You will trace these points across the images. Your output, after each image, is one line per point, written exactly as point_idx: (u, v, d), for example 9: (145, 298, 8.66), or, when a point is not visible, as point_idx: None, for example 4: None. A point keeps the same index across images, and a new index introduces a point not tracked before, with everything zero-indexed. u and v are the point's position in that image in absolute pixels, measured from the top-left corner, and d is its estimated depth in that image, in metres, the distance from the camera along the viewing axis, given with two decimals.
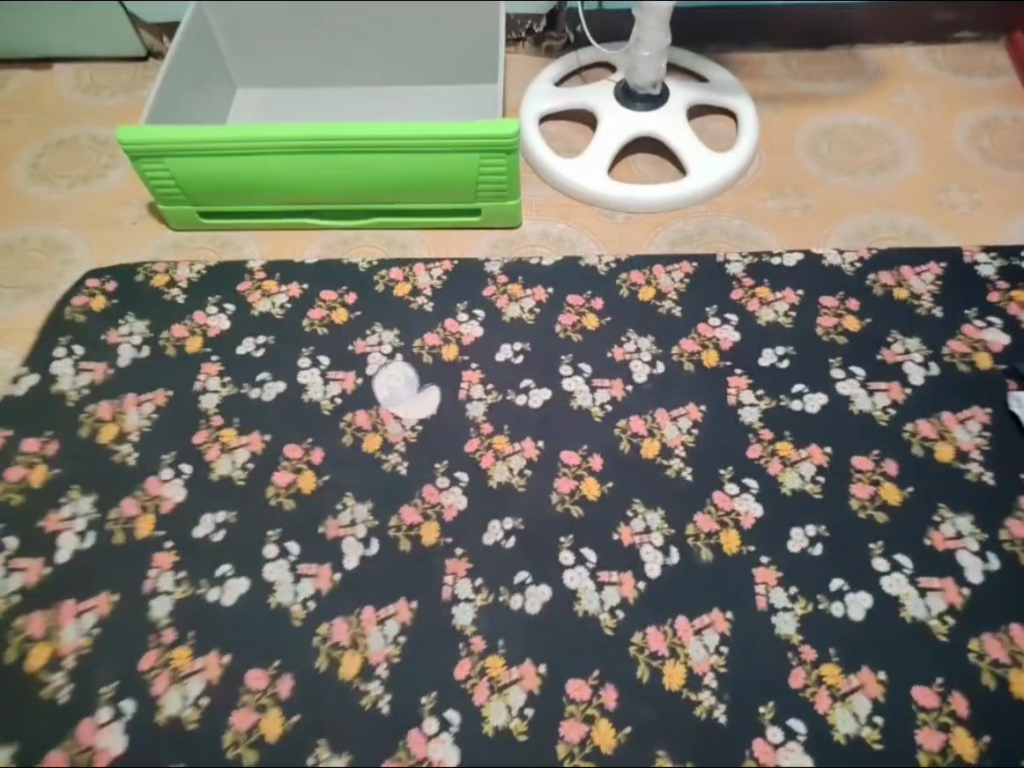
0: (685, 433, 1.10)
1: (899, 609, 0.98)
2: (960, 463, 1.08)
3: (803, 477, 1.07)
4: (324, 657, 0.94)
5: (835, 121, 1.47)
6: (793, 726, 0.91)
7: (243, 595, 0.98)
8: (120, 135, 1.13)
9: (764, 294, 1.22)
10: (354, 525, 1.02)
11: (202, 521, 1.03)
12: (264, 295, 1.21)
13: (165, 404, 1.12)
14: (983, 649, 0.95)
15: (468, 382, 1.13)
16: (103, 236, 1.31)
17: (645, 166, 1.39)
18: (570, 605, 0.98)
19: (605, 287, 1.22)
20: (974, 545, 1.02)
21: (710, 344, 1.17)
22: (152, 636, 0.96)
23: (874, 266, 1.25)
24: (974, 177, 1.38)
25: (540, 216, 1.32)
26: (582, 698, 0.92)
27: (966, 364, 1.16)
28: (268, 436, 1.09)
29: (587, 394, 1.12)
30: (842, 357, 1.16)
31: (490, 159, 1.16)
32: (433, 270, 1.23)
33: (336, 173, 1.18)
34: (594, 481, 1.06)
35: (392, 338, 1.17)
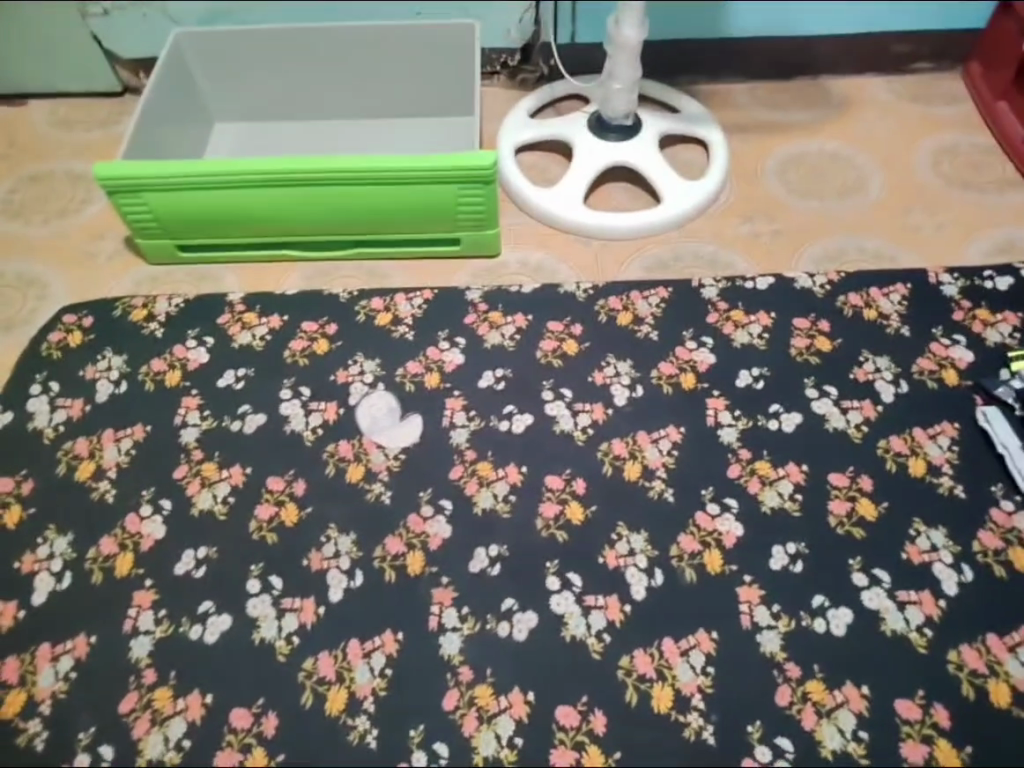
0: (667, 455, 1.11)
1: (880, 624, 0.99)
2: (932, 477, 1.10)
3: (782, 495, 1.08)
4: (309, 692, 0.93)
5: (801, 148, 1.51)
6: (781, 744, 0.91)
7: (225, 633, 0.96)
8: (96, 170, 1.13)
9: (739, 317, 1.24)
10: (338, 557, 1.02)
11: (184, 557, 1.01)
12: (243, 326, 1.20)
13: (144, 439, 1.10)
14: (962, 661, 0.96)
15: (451, 410, 1.13)
16: (79, 271, 1.30)
17: (620, 194, 1.42)
18: (557, 630, 0.98)
19: (584, 313, 1.24)
20: (948, 557, 1.04)
21: (689, 366, 1.19)
22: (132, 677, 0.94)
23: (844, 287, 1.28)
24: (936, 200, 1.43)
25: (518, 245, 1.34)
26: (571, 724, 0.92)
27: (935, 381, 1.19)
28: (249, 469, 1.08)
29: (569, 419, 1.13)
30: (816, 376, 1.19)
31: (468, 189, 1.18)
32: (414, 299, 1.24)
33: (315, 205, 1.19)
34: (578, 506, 1.06)
35: (374, 367, 1.17)
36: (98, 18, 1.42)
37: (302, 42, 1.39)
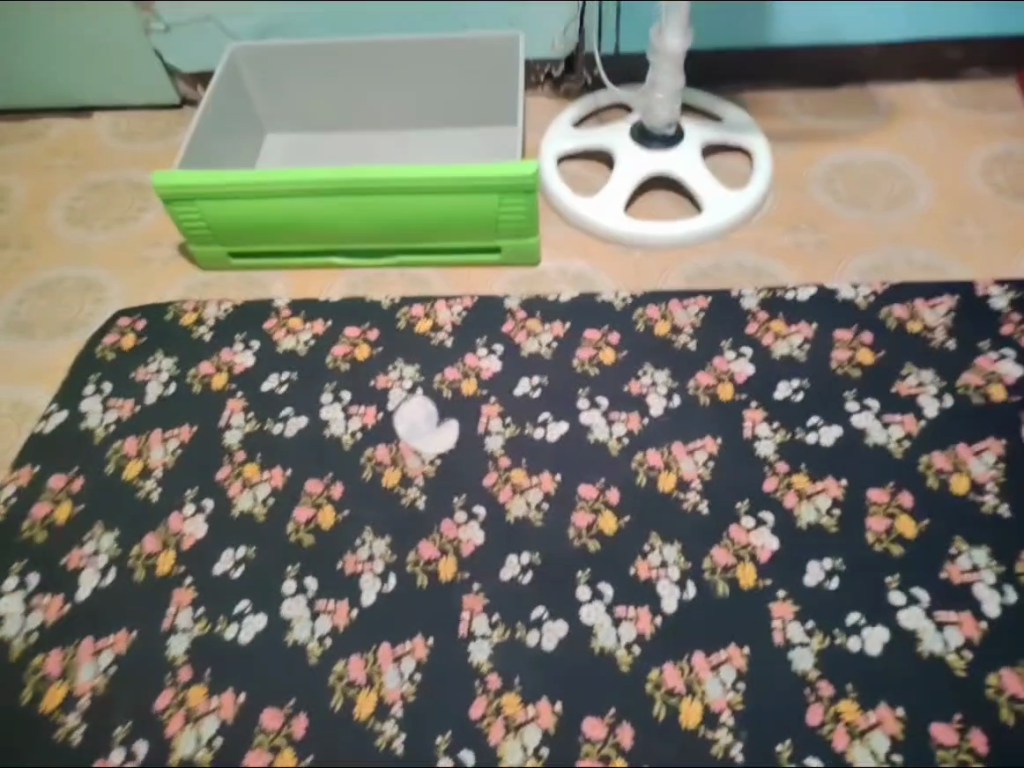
0: (701, 466, 1.10)
1: (919, 645, 0.97)
2: (976, 495, 1.07)
3: (820, 510, 1.06)
4: (340, 695, 0.95)
5: (849, 156, 1.49)
6: (812, 766, 0.89)
7: (260, 633, 0.99)
8: (154, 179, 1.17)
9: (779, 328, 1.23)
10: (371, 560, 1.03)
11: (223, 556, 1.04)
12: (287, 331, 1.24)
13: (190, 440, 1.14)
14: (1001, 684, 0.94)
15: (486, 416, 1.15)
16: (135, 276, 1.35)
17: (662, 203, 1.42)
18: (586, 641, 0.98)
19: (621, 321, 1.24)
20: (990, 577, 1.01)
21: (726, 377, 1.18)
22: (168, 674, 0.97)
23: (889, 299, 1.26)
24: (988, 211, 1.39)
25: (558, 253, 1.34)
26: (598, 736, 0.92)
27: (980, 395, 1.16)
28: (289, 471, 1.10)
29: (604, 427, 1.14)
30: (859, 389, 1.17)
31: (509, 199, 1.19)
32: (453, 306, 1.26)
33: (361, 214, 1.22)
34: (611, 516, 1.06)
35: (412, 373, 1.19)
36: (160, 34, 1.48)
37: (353, 55, 1.42)
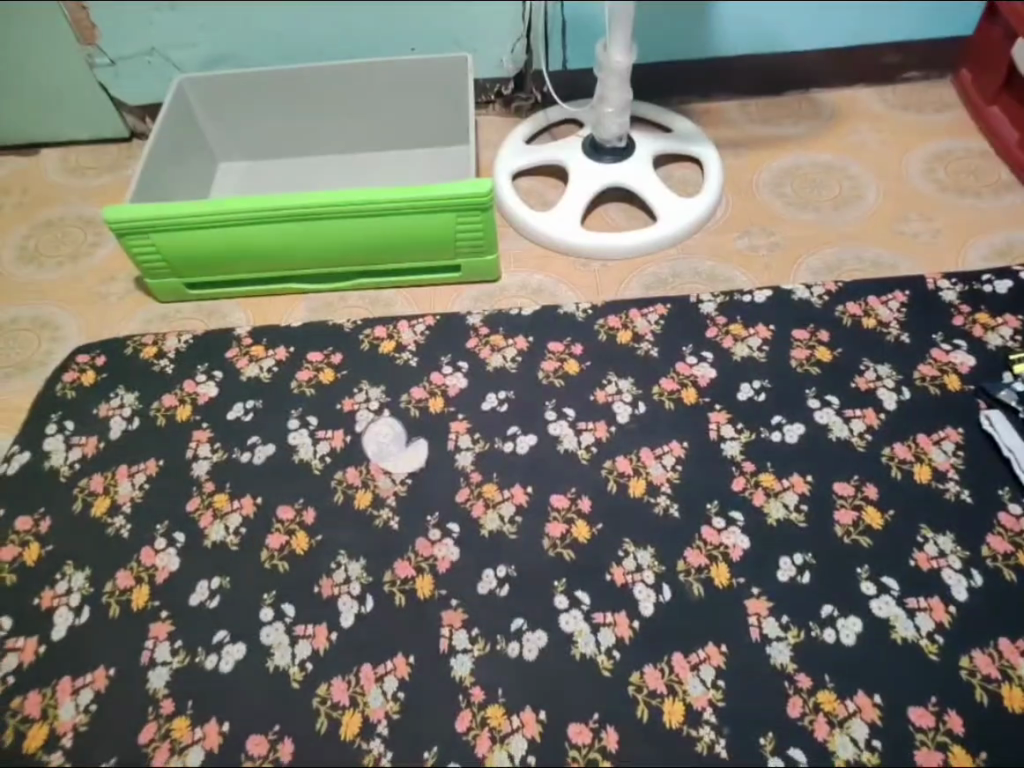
0: (670, 470, 1.12)
1: (892, 633, 0.99)
2: (938, 483, 1.10)
3: (788, 506, 1.09)
4: (324, 718, 0.94)
5: (796, 161, 1.53)
6: (795, 756, 0.91)
7: (241, 661, 0.98)
8: (106, 214, 1.17)
9: (738, 331, 1.26)
10: (348, 583, 1.03)
11: (197, 588, 1.03)
12: (250, 359, 1.23)
13: (156, 473, 1.13)
14: (974, 667, 0.96)
15: (456, 433, 1.15)
16: (91, 312, 1.33)
17: (617, 214, 1.45)
18: (567, 648, 0.98)
19: (584, 332, 1.26)
20: (956, 562, 1.04)
21: (689, 381, 1.20)
22: (149, 709, 0.95)
23: (841, 297, 1.30)
24: (932, 207, 1.44)
25: (519, 268, 1.36)
26: (584, 742, 0.92)
27: (937, 386, 1.19)
28: (260, 498, 1.10)
29: (573, 438, 1.15)
30: (818, 386, 1.20)
31: (466, 217, 1.21)
32: (416, 326, 1.27)
33: (319, 238, 1.22)
34: (584, 524, 1.07)
35: (379, 394, 1.19)
36: (105, 68, 1.46)
37: (303, 83, 1.43)
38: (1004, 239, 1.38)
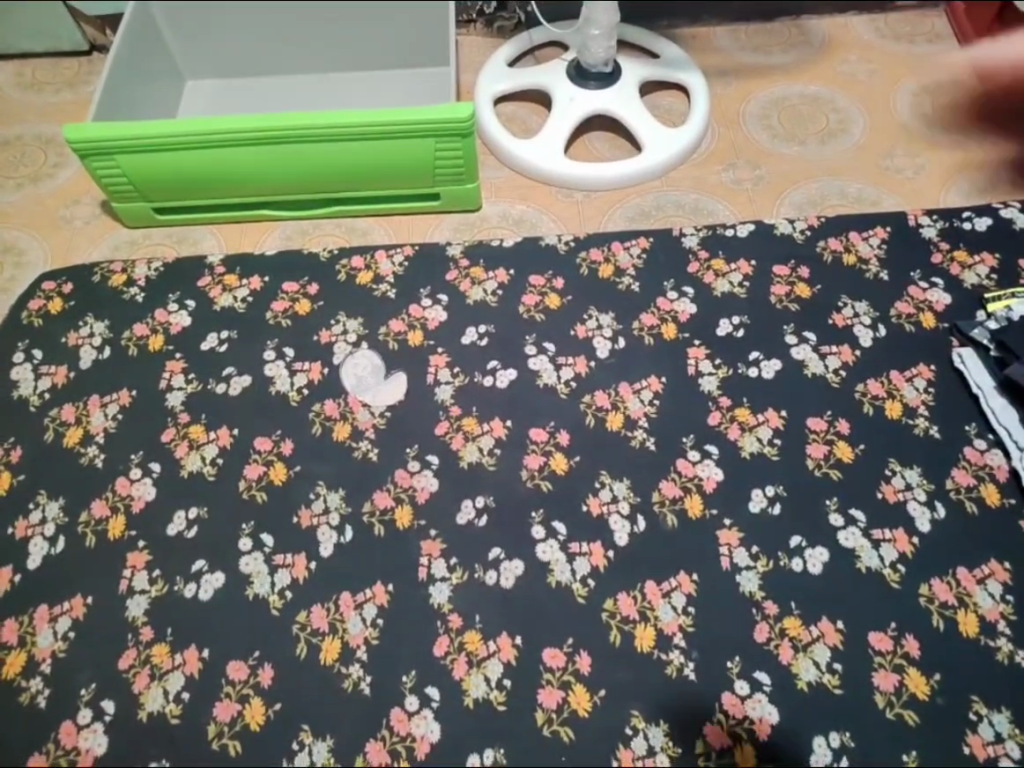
0: (647, 405, 1.13)
1: (857, 563, 1.02)
2: (908, 419, 1.12)
3: (762, 440, 1.10)
4: (304, 644, 0.96)
5: (784, 91, 1.50)
6: (759, 678, 0.95)
7: (220, 590, 0.99)
8: (67, 134, 1.11)
9: (719, 266, 1.25)
10: (327, 513, 1.04)
11: (175, 518, 1.03)
12: (224, 289, 1.20)
13: (130, 404, 1.11)
14: (932, 593, 1.00)
15: (435, 367, 1.15)
16: (55, 236, 1.29)
17: (601, 143, 1.41)
18: (543, 577, 1.01)
19: (565, 266, 1.24)
20: (921, 494, 1.07)
21: (669, 317, 1.20)
22: (129, 636, 0.96)
23: (824, 233, 1.29)
24: (918, 142, 1.42)
25: (499, 198, 1.33)
26: (558, 665, 0.96)
27: (912, 324, 1.20)
28: (237, 431, 1.09)
29: (552, 373, 1.15)
30: (796, 322, 1.20)
31: (449, 143, 1.17)
32: (394, 256, 1.24)
33: (293, 163, 1.18)
34: (562, 456, 1.09)
35: (356, 326, 1.17)
36: None
37: None
38: (987, 176, 1.37)
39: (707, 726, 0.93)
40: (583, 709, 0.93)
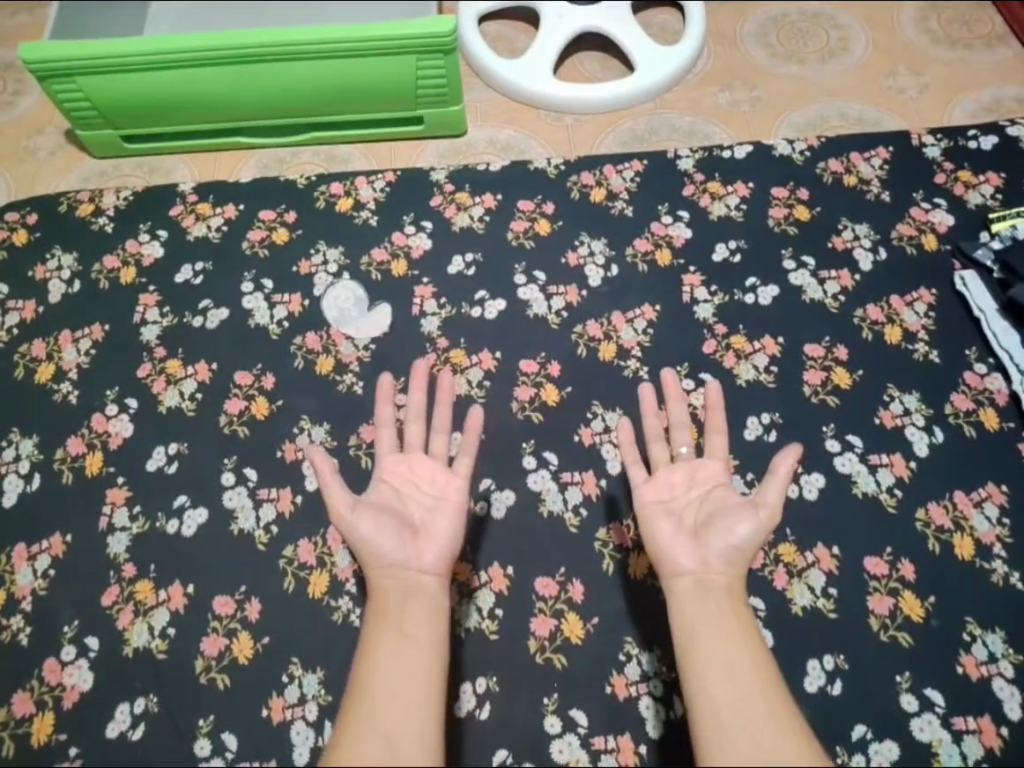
0: (641, 334, 1.09)
1: (854, 487, 1.00)
2: (908, 344, 1.09)
3: (758, 368, 1.07)
4: (291, 578, 0.94)
5: (783, 7, 1.42)
6: (753, 603, 0.94)
7: (203, 526, 0.97)
8: (22, 53, 1.05)
9: (716, 188, 1.20)
10: (312, 447, 1.01)
11: (155, 454, 1.00)
12: (197, 217, 1.15)
13: (102, 339, 1.07)
14: (929, 517, 0.99)
15: (420, 298, 1.10)
16: (17, 166, 1.23)
17: (592, 64, 1.34)
18: (534, 507, 0.99)
19: (555, 190, 1.19)
20: (920, 420, 1.04)
21: (664, 242, 1.16)
22: (112, 572, 0.94)
23: (825, 153, 1.23)
24: (922, 60, 1.35)
25: (484, 122, 1.27)
26: (550, 594, 0.94)
27: (914, 246, 1.16)
28: (215, 365, 1.05)
29: (542, 302, 1.11)
30: (794, 247, 1.16)
31: (429, 62, 1.12)
32: (375, 181, 1.19)
33: (264, 84, 1.12)
34: (553, 388, 1.05)
35: (336, 256, 1.13)
36: None
37: None
38: (993, 95, 1.31)
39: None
40: (575, 638, 0.92)
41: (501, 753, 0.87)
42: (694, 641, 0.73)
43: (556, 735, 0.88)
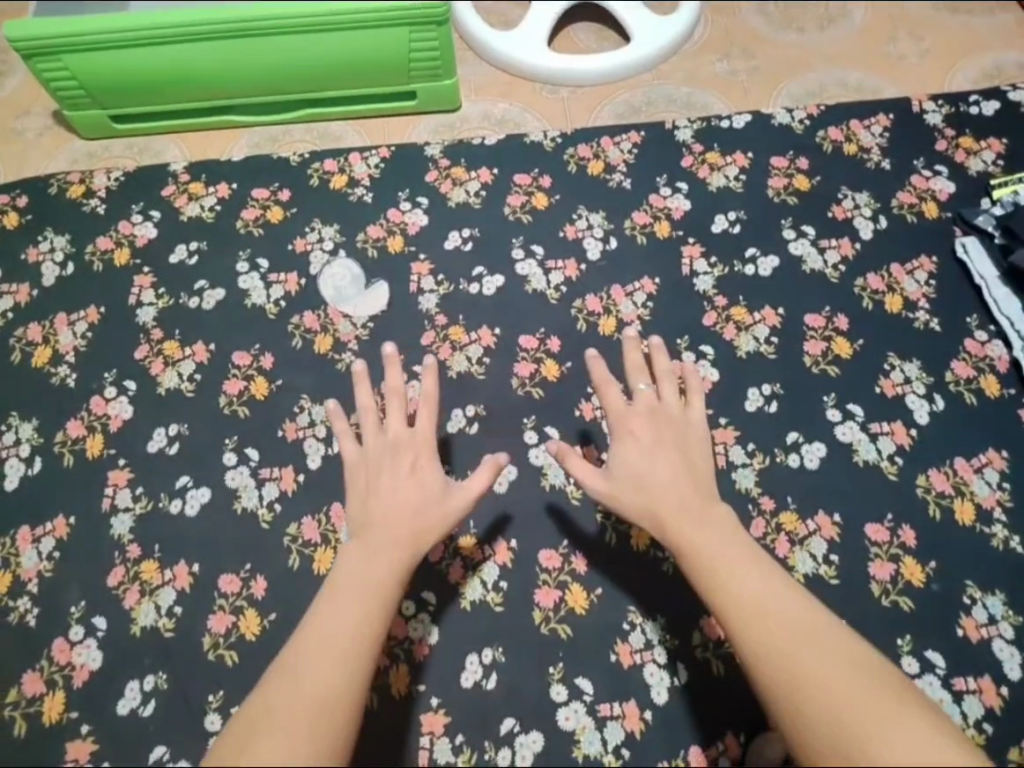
0: (641, 307, 1.09)
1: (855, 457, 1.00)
2: (908, 313, 1.09)
3: (758, 339, 1.07)
4: (296, 555, 0.94)
5: None
6: None
7: (206, 505, 0.97)
8: (8, 32, 1.03)
9: (714, 159, 1.19)
10: (313, 425, 1.01)
11: (155, 435, 1.00)
12: (190, 197, 1.14)
13: (99, 321, 1.07)
14: (930, 484, 0.99)
15: (417, 274, 1.10)
16: (7, 149, 1.22)
17: (587, 35, 1.32)
18: (536, 482, 0.99)
19: (552, 163, 1.18)
20: (921, 388, 1.04)
21: (662, 214, 1.15)
22: (116, 552, 0.95)
23: (824, 121, 1.22)
24: (922, 26, 1.33)
25: (479, 96, 1.26)
26: (553, 567, 0.95)
27: (914, 214, 1.15)
28: (213, 345, 1.05)
29: (540, 277, 1.10)
30: (794, 216, 1.15)
31: (422, 35, 1.10)
32: (370, 157, 1.18)
33: (253, 60, 1.11)
34: (553, 363, 1.05)
35: (333, 233, 1.12)
36: None
37: None
38: (994, 60, 1.29)
39: (708, 627, 0.92)
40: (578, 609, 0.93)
41: (508, 722, 0.88)
42: (731, 591, 0.74)
43: (563, 704, 0.89)
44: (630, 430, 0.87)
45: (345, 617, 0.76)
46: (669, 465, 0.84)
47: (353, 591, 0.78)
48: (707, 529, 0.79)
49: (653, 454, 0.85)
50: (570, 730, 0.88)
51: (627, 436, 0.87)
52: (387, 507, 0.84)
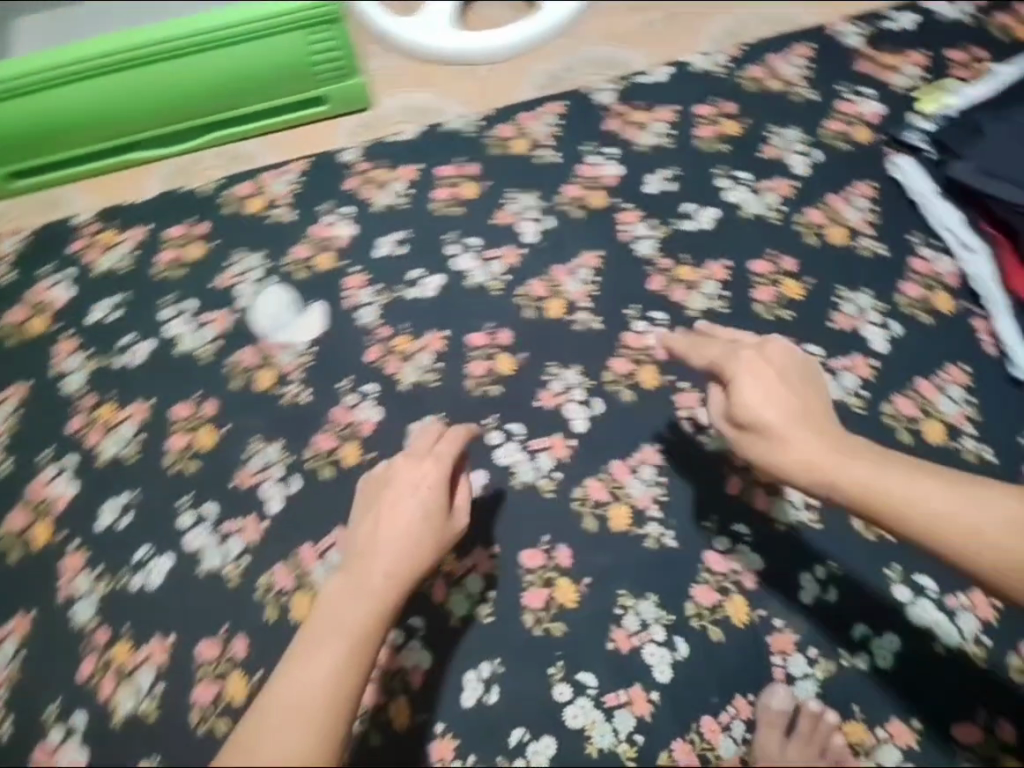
0: (588, 284, 1.06)
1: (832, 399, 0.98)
2: (853, 243, 1.07)
3: (709, 297, 1.05)
4: (272, 607, 0.93)
5: None
6: (738, 531, 0.95)
7: (171, 572, 0.94)
8: None
9: (640, 117, 1.16)
10: (268, 467, 0.98)
11: (105, 511, 0.97)
12: (103, 249, 1.09)
13: (27, 398, 1.02)
14: (898, 411, 0.98)
15: (351, 290, 1.06)
16: None
17: (492, 7, 1.27)
18: (507, 481, 0.97)
19: (475, 148, 1.14)
20: (876, 317, 1.03)
21: (595, 183, 1.12)
22: (83, 643, 0.92)
23: (746, 61, 1.19)
24: None
25: (392, 89, 1.20)
26: (538, 563, 0.94)
27: (847, 142, 1.13)
28: (152, 400, 1.02)
29: (479, 271, 1.07)
30: (728, 164, 1.12)
31: (314, 34, 1.09)
32: (286, 174, 1.13)
33: (145, 90, 1.09)
34: (507, 357, 1.03)
35: (260, 261, 1.08)
36: None
37: None
38: None
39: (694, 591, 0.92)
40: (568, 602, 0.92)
41: (518, 731, 0.88)
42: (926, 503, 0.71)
43: (566, 702, 0.89)
44: (754, 368, 0.76)
45: (335, 663, 0.68)
46: (789, 406, 0.75)
47: (329, 630, 0.69)
48: (851, 457, 0.73)
49: (780, 394, 0.75)
50: (577, 725, 0.88)
51: (755, 373, 0.76)
52: (392, 542, 0.72)
